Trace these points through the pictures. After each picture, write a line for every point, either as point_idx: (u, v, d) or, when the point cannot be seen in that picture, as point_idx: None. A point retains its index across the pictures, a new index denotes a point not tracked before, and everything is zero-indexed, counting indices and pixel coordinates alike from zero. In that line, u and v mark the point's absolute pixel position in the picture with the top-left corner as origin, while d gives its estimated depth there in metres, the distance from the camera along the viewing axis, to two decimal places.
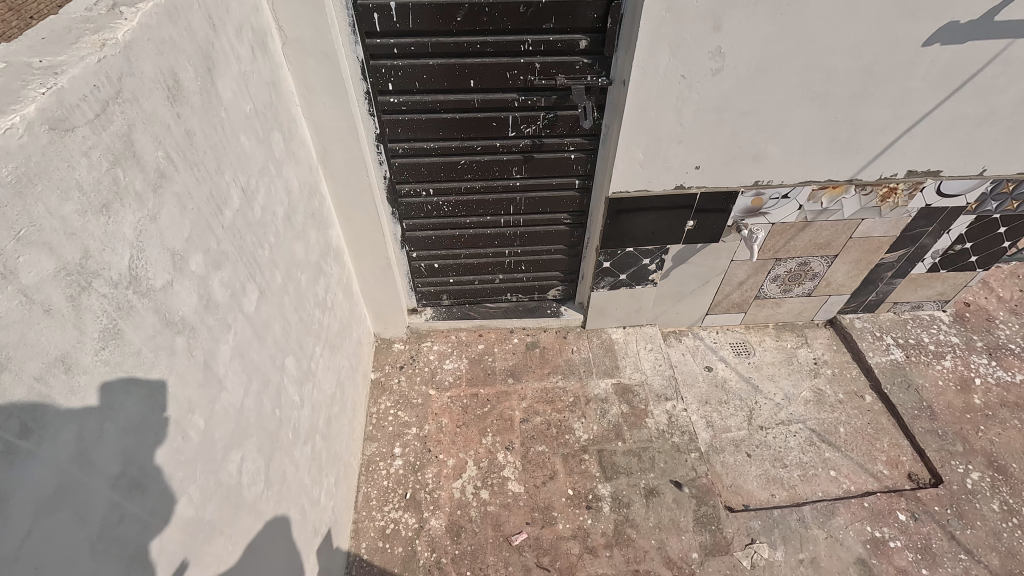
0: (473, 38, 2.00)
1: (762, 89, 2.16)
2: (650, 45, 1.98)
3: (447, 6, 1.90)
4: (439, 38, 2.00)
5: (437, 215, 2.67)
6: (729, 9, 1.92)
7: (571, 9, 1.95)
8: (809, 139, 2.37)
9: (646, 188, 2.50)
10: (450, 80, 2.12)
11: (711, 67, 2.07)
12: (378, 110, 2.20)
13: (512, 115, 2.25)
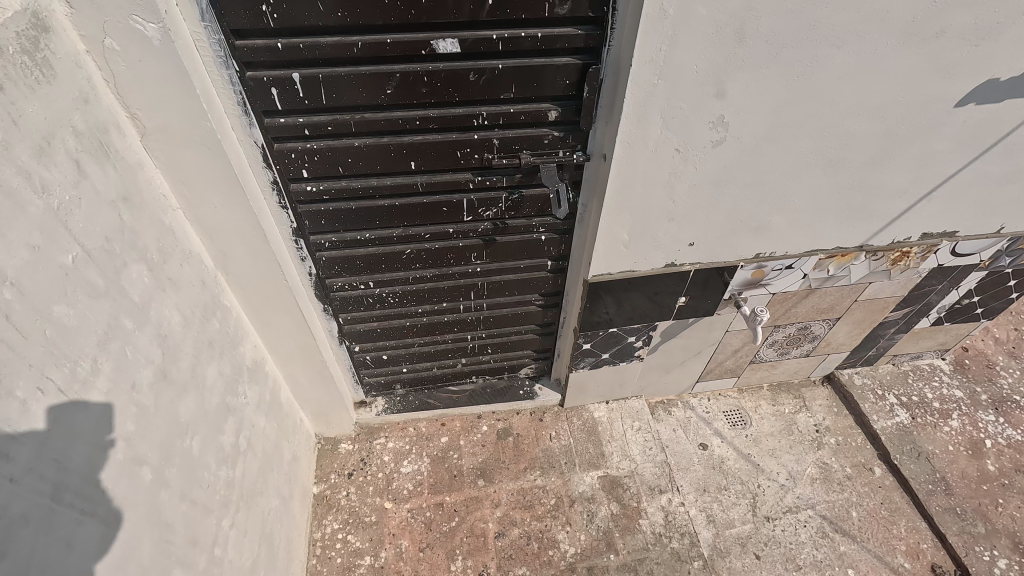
0: (410, 111, 1.52)
1: (769, 159, 1.77)
2: (637, 118, 1.55)
3: (372, 76, 1.42)
4: (364, 113, 1.51)
5: (381, 306, 2.17)
6: (734, 74, 1.50)
7: (537, 75, 1.49)
8: (819, 208, 2.01)
9: (632, 269, 2.10)
10: (384, 162, 1.64)
11: (710, 139, 1.66)
12: (293, 199, 1.69)
13: (467, 198, 1.79)
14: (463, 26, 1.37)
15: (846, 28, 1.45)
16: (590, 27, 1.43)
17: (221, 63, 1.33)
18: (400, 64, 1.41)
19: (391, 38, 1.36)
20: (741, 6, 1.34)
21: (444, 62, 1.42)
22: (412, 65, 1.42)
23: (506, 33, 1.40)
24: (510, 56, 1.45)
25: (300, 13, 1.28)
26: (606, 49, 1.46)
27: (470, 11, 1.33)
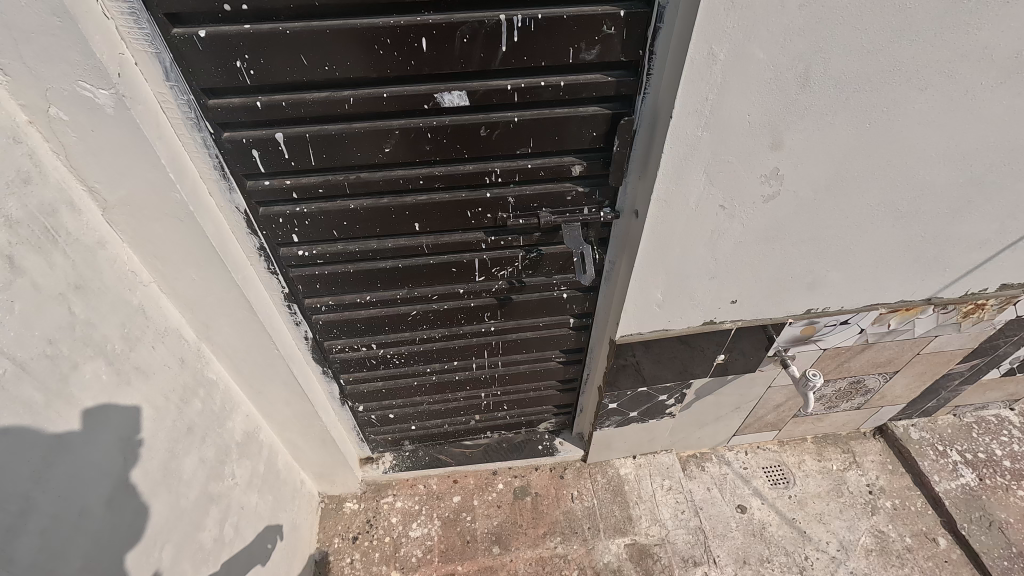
0: (412, 168, 1.33)
1: (829, 213, 1.53)
2: (676, 174, 1.33)
3: (367, 133, 1.22)
4: (359, 173, 1.32)
5: (386, 368, 1.97)
6: (795, 123, 1.26)
7: (559, 127, 1.28)
8: (884, 261, 1.75)
9: (666, 328, 1.87)
10: (384, 224, 1.44)
11: (762, 193, 1.43)
12: (284, 264, 1.50)
13: (478, 258, 1.59)
14: (472, 76, 1.16)
15: (934, 67, 1.20)
16: (622, 73, 1.21)
17: (194, 126, 1.15)
18: (400, 119, 1.22)
19: (389, 92, 1.16)
20: (807, 46, 1.11)
21: (451, 116, 1.22)
22: (414, 120, 1.22)
23: (523, 82, 1.19)
24: (528, 107, 1.24)
25: (281, 69, 1.09)
26: (640, 97, 1.24)
27: (480, 60, 1.13)
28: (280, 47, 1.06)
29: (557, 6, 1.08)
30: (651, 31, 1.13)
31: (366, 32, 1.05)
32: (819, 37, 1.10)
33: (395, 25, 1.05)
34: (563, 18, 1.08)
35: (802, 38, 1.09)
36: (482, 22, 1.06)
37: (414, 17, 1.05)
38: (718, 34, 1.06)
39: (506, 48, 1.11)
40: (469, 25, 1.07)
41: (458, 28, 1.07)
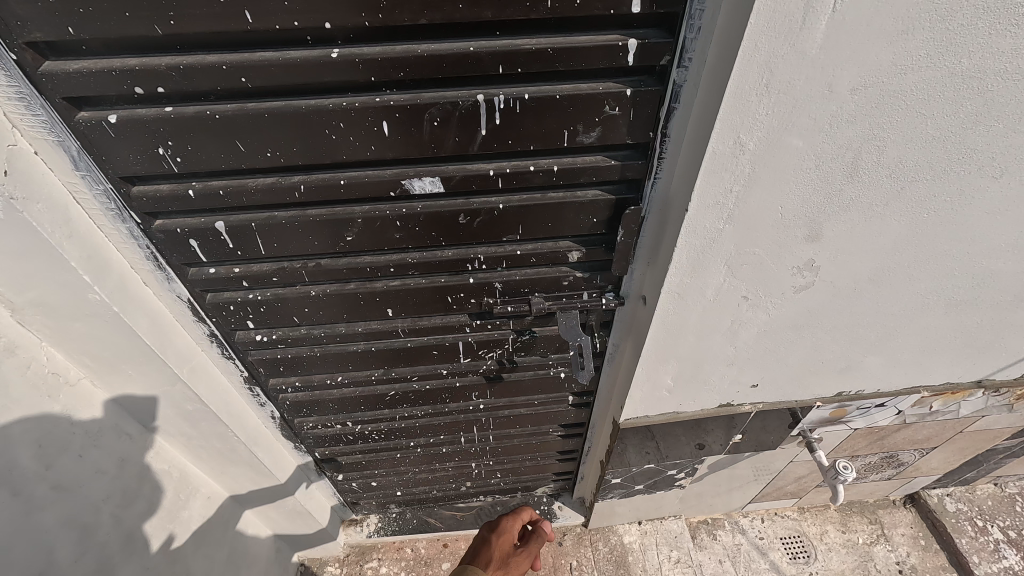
0: (381, 254, 1.14)
1: (871, 302, 1.31)
2: (691, 266, 1.13)
3: (324, 221, 1.04)
4: (319, 259, 1.13)
5: (365, 442, 1.79)
6: (837, 214, 1.05)
7: (552, 213, 1.08)
8: (930, 347, 1.52)
9: (677, 410, 1.66)
10: (353, 309, 1.26)
11: (793, 284, 1.22)
12: (240, 349, 1.33)
13: (462, 341, 1.40)
14: (448, 160, 0.97)
15: (1015, 154, 0.98)
16: (629, 155, 1.01)
17: (116, 217, 0.98)
18: (365, 206, 1.03)
19: (349, 178, 0.98)
20: (857, 135, 0.90)
21: (424, 202, 1.04)
22: (380, 206, 1.03)
23: (509, 166, 0.99)
24: (516, 191, 1.04)
25: (214, 155, 0.90)
26: (650, 182, 1.04)
27: (455, 144, 0.93)
28: (209, 132, 0.87)
29: (549, 83, 0.88)
30: (664, 112, 0.92)
31: (313, 114, 0.86)
32: (873, 125, 0.89)
33: (349, 107, 0.86)
34: (555, 97, 0.88)
35: (852, 126, 0.88)
36: (455, 102, 0.87)
37: (372, 97, 0.86)
38: (746, 123, 0.86)
39: (487, 131, 0.92)
40: (440, 107, 0.87)
41: (426, 110, 0.87)
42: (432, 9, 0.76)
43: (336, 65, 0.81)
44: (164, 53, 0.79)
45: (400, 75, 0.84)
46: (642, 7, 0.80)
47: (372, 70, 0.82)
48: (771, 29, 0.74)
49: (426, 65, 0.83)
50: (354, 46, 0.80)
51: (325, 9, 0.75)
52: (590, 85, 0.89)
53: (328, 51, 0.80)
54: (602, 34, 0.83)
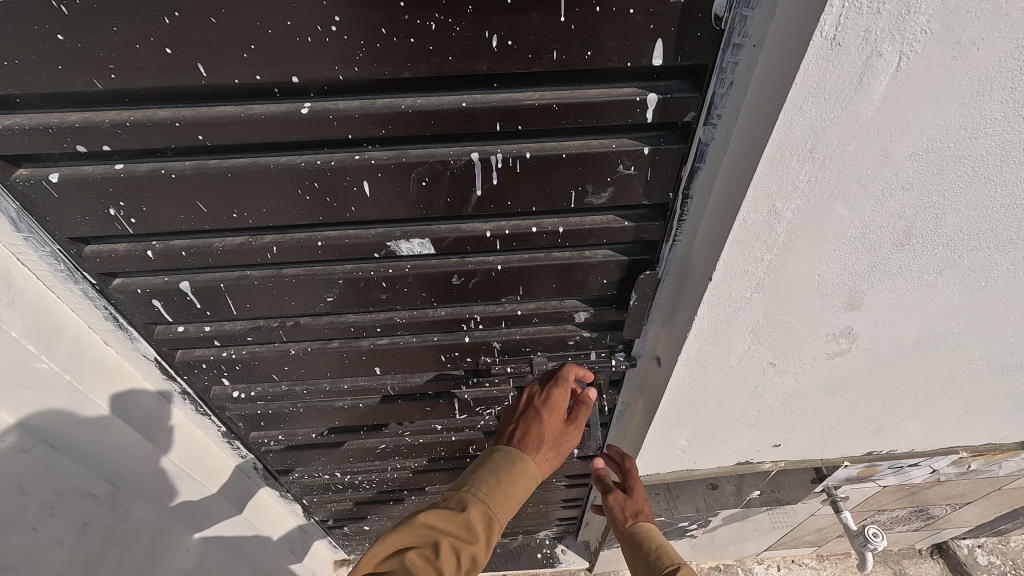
0: (367, 314, 1.03)
1: (912, 367, 1.17)
2: (713, 334, 1.00)
3: (302, 282, 0.93)
4: (298, 319, 1.03)
5: (356, 491, 1.69)
6: (882, 283, 0.92)
7: (557, 274, 0.97)
8: (974, 410, 1.38)
9: (691, 467, 1.53)
10: (338, 367, 1.15)
11: (826, 351, 1.08)
12: (216, 406, 1.23)
13: (458, 399, 1.28)
14: (440, 219, 0.87)
15: None
16: (645, 215, 0.89)
17: (69, 278, 0.89)
18: (348, 265, 0.93)
19: (330, 237, 0.87)
20: (913, 202, 0.77)
21: (415, 262, 0.93)
22: (364, 266, 0.93)
23: (509, 225, 0.89)
24: (516, 250, 0.93)
25: (172, 216, 0.80)
26: (668, 242, 0.93)
27: (446, 204, 0.83)
28: (166, 192, 0.76)
29: (554, 140, 0.77)
30: (686, 172, 0.81)
31: (284, 174, 0.76)
32: (932, 192, 0.76)
33: (325, 166, 0.75)
34: (561, 156, 0.77)
35: (907, 193, 0.76)
36: (446, 161, 0.76)
37: (352, 154, 0.75)
38: (784, 190, 0.73)
39: (483, 190, 0.81)
40: (429, 166, 0.76)
41: (413, 169, 0.77)
42: (417, 62, 0.65)
43: (308, 122, 0.70)
44: (109, 107, 0.68)
45: (382, 132, 0.72)
46: (664, 59, 0.68)
47: (349, 127, 0.71)
48: (821, 90, 0.62)
49: (412, 123, 0.71)
50: (328, 100, 0.69)
51: (291, 61, 0.64)
52: (602, 142, 0.77)
53: (298, 107, 0.69)
54: (617, 87, 0.72)
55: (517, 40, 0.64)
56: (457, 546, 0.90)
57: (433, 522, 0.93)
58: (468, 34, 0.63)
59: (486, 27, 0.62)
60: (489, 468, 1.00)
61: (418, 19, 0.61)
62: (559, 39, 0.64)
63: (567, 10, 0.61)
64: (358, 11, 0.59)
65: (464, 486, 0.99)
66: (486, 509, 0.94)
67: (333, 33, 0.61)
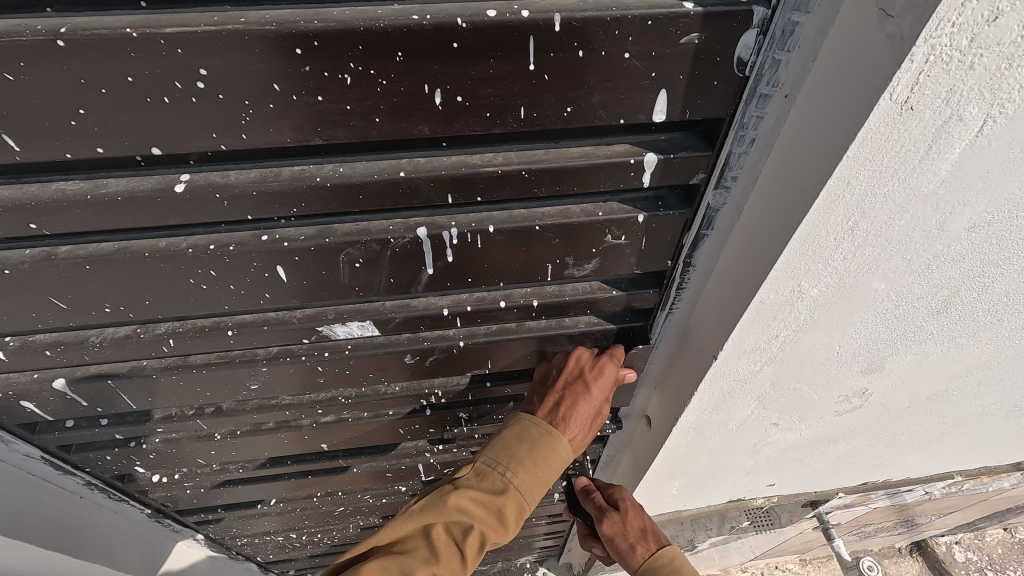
0: (302, 395, 0.90)
1: (922, 414, 1.07)
2: (715, 404, 0.86)
3: (219, 372, 0.79)
4: (220, 408, 0.90)
5: (316, 546, 1.53)
6: (908, 347, 0.80)
7: (533, 347, 0.84)
8: (975, 443, 1.30)
9: (681, 508, 1.43)
10: (278, 449, 1.04)
11: (836, 408, 0.96)
12: (132, 492, 1.07)
13: (422, 463, 1.18)
14: (386, 296, 0.72)
15: None
16: (637, 281, 0.77)
17: None
18: (272, 349, 0.78)
19: (238, 320, 0.72)
20: (960, 273, 0.64)
21: (357, 341, 0.79)
22: (293, 351, 0.79)
23: (471, 299, 0.75)
24: (482, 324, 0.81)
25: (22, 314, 0.63)
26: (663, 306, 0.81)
27: (388, 284, 0.69)
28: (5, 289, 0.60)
29: (523, 208, 0.63)
30: (687, 239, 0.69)
31: (166, 263, 0.60)
32: (983, 262, 0.63)
33: (219, 251, 0.60)
34: (534, 229, 0.64)
35: (957, 265, 0.62)
36: (384, 241, 0.63)
37: (259, 234, 0.61)
38: (813, 268, 0.58)
39: (438, 267, 0.68)
40: (362, 248, 0.63)
41: (341, 251, 0.63)
42: (332, 123, 0.51)
43: (188, 202, 0.55)
44: None
45: (295, 209, 0.58)
46: (669, 113, 0.54)
47: (249, 206, 0.57)
48: (877, 162, 0.46)
49: (332, 196, 0.58)
50: (217, 170, 0.54)
51: (151, 128, 0.49)
52: (583, 210, 0.64)
53: (171, 183, 0.54)
54: (605, 146, 0.58)
55: (462, 96, 0.50)
56: (488, 536, 0.80)
57: (463, 507, 0.80)
58: (401, 89, 0.49)
59: (425, 79, 0.49)
60: (524, 447, 0.81)
61: (327, 71, 0.47)
62: (521, 93, 0.51)
63: (537, 56, 0.48)
64: (244, 62, 0.45)
65: (497, 464, 0.81)
66: (524, 499, 0.80)
67: (203, 93, 0.47)
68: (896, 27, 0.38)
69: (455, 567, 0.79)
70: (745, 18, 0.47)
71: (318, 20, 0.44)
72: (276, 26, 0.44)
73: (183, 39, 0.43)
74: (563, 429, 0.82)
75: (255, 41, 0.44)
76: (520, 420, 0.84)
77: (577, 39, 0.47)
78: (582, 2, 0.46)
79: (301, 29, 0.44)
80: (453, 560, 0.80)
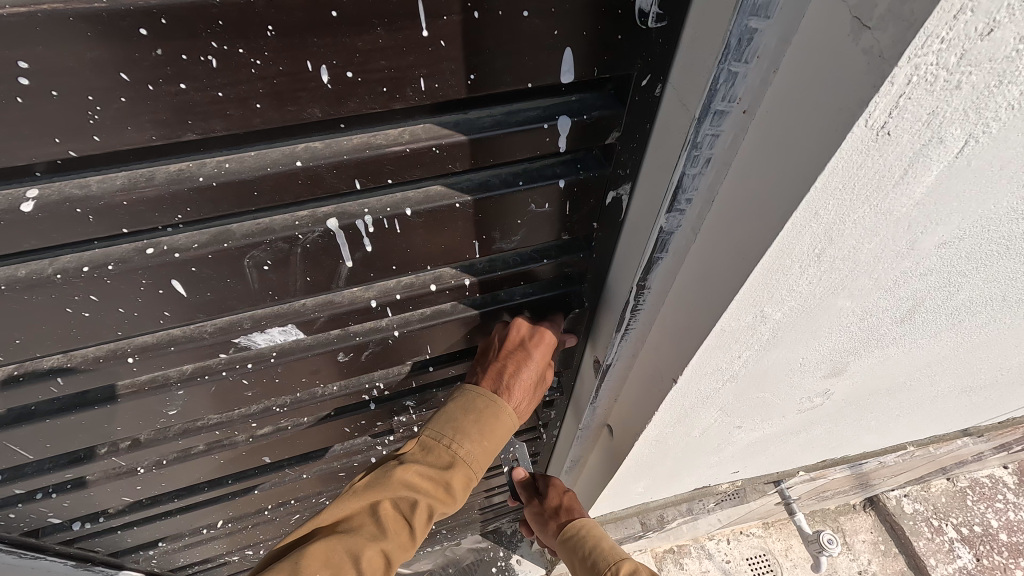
0: (230, 412, 0.88)
1: (881, 402, 1.07)
2: (677, 418, 0.82)
3: (135, 398, 0.76)
4: (138, 440, 0.87)
5: None
6: (871, 351, 0.76)
7: (472, 325, 0.84)
8: (928, 418, 1.33)
9: (648, 500, 1.42)
10: (212, 470, 1.00)
11: (799, 408, 0.94)
12: (49, 544, 1.03)
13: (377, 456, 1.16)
14: (306, 295, 0.69)
15: None
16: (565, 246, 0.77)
17: None
18: (187, 369, 0.75)
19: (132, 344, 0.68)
20: (926, 285, 0.60)
21: (277, 349, 0.76)
22: (209, 369, 0.76)
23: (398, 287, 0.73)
24: (415, 311, 0.79)
25: None
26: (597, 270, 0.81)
27: (305, 284, 0.66)
28: None
29: (438, 185, 0.62)
30: (608, 200, 0.69)
31: (36, 296, 0.56)
32: (951, 274, 0.58)
33: (96, 274, 0.56)
34: (454, 206, 0.63)
35: (924, 279, 0.58)
36: (292, 237, 0.60)
37: (142, 247, 0.56)
38: (776, 295, 0.53)
39: (360, 257, 0.65)
40: (268, 248, 0.60)
41: (245, 254, 0.60)
42: (198, 108, 0.45)
43: (48, 223, 0.50)
44: None
45: (179, 218, 0.54)
46: (576, 73, 0.53)
47: (124, 218, 0.52)
48: (846, 191, 0.40)
49: (223, 192, 0.53)
50: (76, 175, 0.48)
51: None
52: (502, 193, 0.64)
53: (16, 203, 0.48)
54: (517, 108, 0.57)
55: (340, 68, 0.46)
56: (434, 506, 0.84)
57: (411, 480, 0.83)
58: (280, 68, 0.44)
59: (306, 55, 0.44)
60: (467, 419, 0.83)
61: (185, 54, 0.41)
62: (411, 58, 0.47)
63: (430, 21, 0.44)
64: (74, 49, 0.39)
65: (442, 438, 0.84)
66: (468, 470, 0.84)
67: (32, 91, 0.40)
68: (873, 41, 0.31)
69: (403, 541, 0.83)
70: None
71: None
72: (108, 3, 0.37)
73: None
74: (507, 397, 0.84)
75: (89, 25, 0.38)
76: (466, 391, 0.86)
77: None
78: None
79: (142, 7, 0.38)
80: (401, 536, 0.83)
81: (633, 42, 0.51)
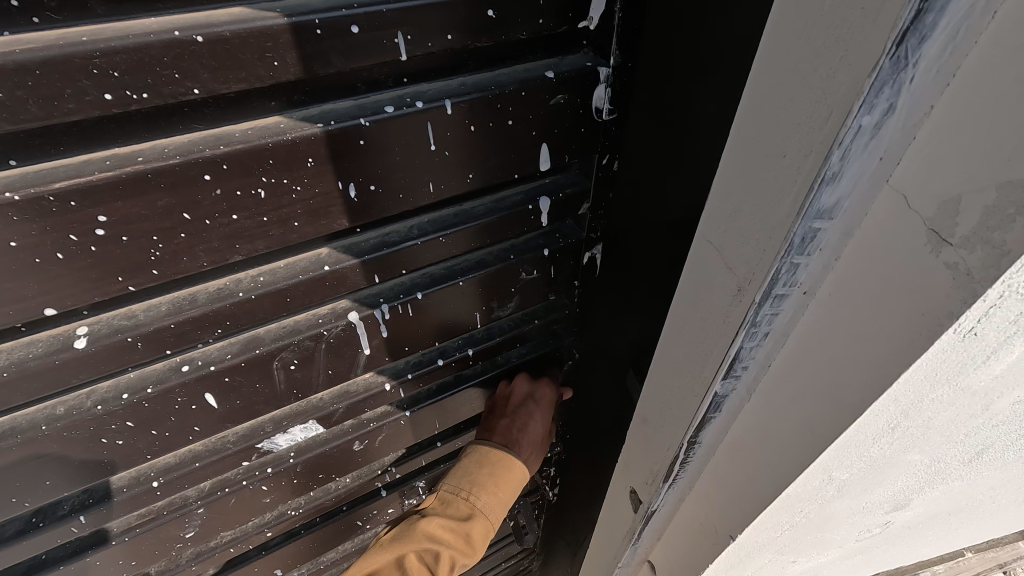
0: (244, 525, 0.92)
1: (947, 519, 0.98)
2: (734, 565, 0.75)
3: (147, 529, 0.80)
4: (148, 575, 0.88)
5: None
6: (938, 486, 0.71)
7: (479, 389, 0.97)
8: (995, 525, 1.22)
9: None
10: None
11: (861, 537, 0.86)
12: None
13: None
14: (320, 389, 0.78)
15: None
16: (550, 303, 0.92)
17: None
18: (203, 485, 0.81)
19: (148, 469, 0.74)
20: (999, 433, 0.56)
21: (293, 451, 0.85)
22: (226, 484, 0.82)
23: (411, 376, 0.86)
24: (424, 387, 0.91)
25: None
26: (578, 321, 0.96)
27: (326, 376, 0.77)
28: None
29: (444, 266, 0.76)
30: (586, 259, 0.85)
31: (77, 430, 0.64)
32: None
33: (135, 398, 0.65)
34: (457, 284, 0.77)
35: (999, 429, 0.54)
36: (317, 334, 0.71)
37: (180, 366, 0.66)
38: (849, 462, 0.49)
39: (379, 343, 0.77)
40: (295, 347, 0.71)
41: (275, 356, 0.71)
42: (238, 235, 0.58)
43: (104, 354, 0.60)
44: None
45: (217, 332, 0.66)
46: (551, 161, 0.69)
47: (172, 342, 0.63)
48: (932, 380, 0.38)
49: (258, 303, 0.65)
50: (128, 306, 0.59)
51: (50, 292, 0.53)
52: (489, 275, 0.79)
53: (74, 341, 0.58)
54: (499, 198, 0.73)
55: (362, 185, 0.60)
56: (457, 557, 0.91)
57: (435, 536, 0.91)
58: (316, 190, 0.58)
59: (338, 176, 0.58)
60: (483, 471, 0.94)
61: (240, 189, 0.55)
62: (411, 172, 0.62)
63: (436, 138, 0.60)
64: (146, 199, 0.52)
65: (462, 490, 0.93)
66: (487, 520, 0.93)
67: (104, 239, 0.52)
68: (958, 257, 0.30)
69: None
70: (593, 76, 0.63)
71: (223, 146, 0.52)
72: (183, 156, 0.51)
73: (80, 196, 0.49)
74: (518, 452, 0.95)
75: (162, 177, 0.51)
76: (479, 447, 0.96)
77: (467, 117, 0.60)
78: (461, 86, 0.59)
79: (206, 157, 0.52)
80: None
81: (582, 142, 0.70)
